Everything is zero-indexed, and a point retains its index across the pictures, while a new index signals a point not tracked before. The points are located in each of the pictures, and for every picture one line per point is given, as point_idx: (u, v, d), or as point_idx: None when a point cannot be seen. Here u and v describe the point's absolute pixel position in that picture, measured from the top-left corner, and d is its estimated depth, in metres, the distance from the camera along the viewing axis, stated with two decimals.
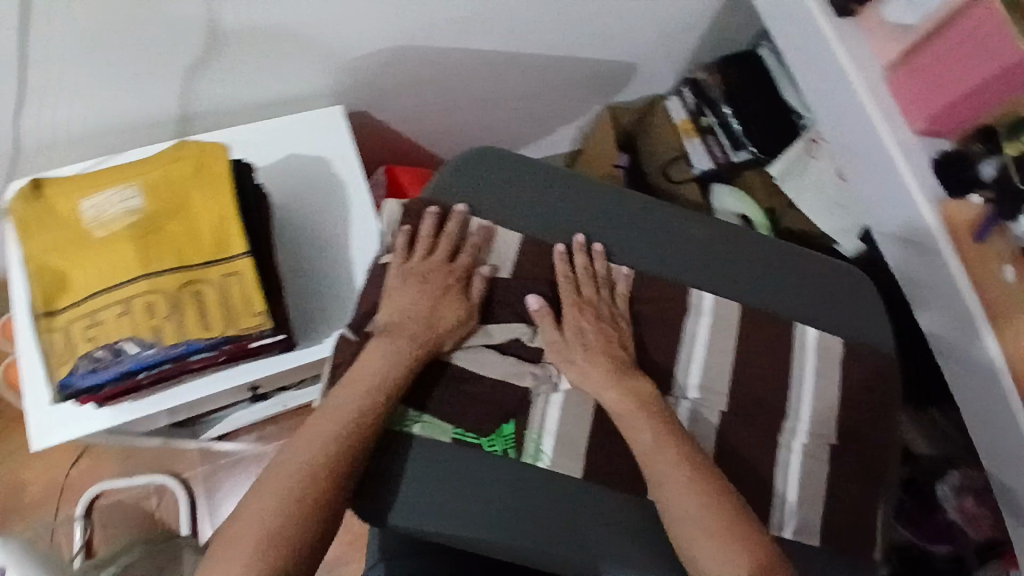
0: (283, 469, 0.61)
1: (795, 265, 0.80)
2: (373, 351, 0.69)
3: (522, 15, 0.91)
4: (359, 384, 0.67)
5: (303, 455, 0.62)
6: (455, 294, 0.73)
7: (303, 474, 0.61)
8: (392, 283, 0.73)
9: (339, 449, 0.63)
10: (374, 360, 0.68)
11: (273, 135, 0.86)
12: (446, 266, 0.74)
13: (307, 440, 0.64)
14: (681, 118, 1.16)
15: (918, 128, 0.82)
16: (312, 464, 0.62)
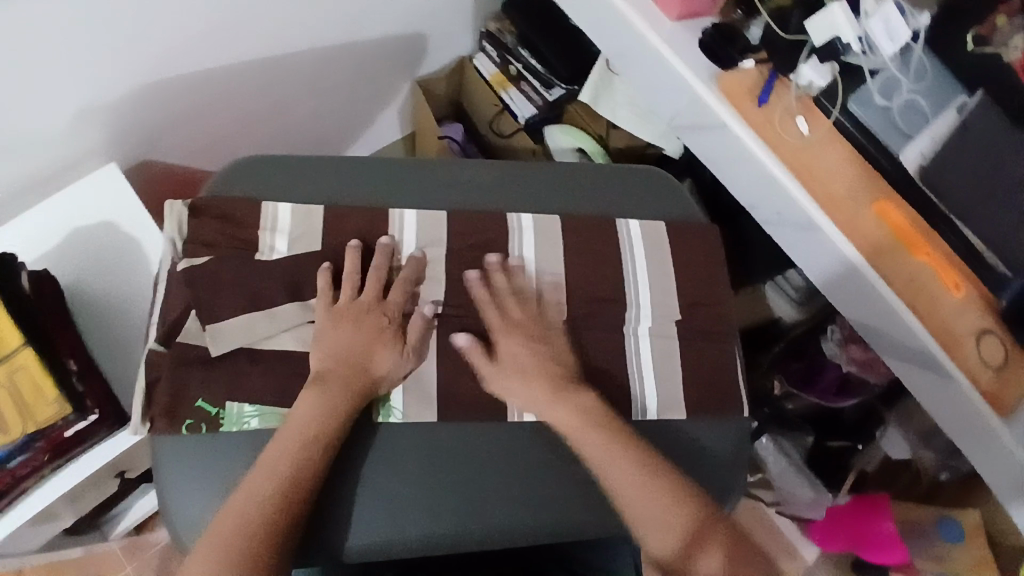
0: (222, 532, 0.57)
1: (596, 176, 0.79)
2: (302, 403, 0.63)
3: (273, 20, 0.89)
4: (295, 432, 0.61)
5: (242, 511, 0.58)
6: (390, 338, 0.67)
7: (243, 533, 0.57)
8: (320, 327, 0.67)
9: (280, 502, 0.58)
10: (306, 409, 0.62)
11: (54, 215, 0.83)
12: (377, 305, 0.68)
13: (241, 497, 0.58)
14: (492, 72, 1.15)
15: (675, 15, 0.83)
16: (253, 523, 0.57)
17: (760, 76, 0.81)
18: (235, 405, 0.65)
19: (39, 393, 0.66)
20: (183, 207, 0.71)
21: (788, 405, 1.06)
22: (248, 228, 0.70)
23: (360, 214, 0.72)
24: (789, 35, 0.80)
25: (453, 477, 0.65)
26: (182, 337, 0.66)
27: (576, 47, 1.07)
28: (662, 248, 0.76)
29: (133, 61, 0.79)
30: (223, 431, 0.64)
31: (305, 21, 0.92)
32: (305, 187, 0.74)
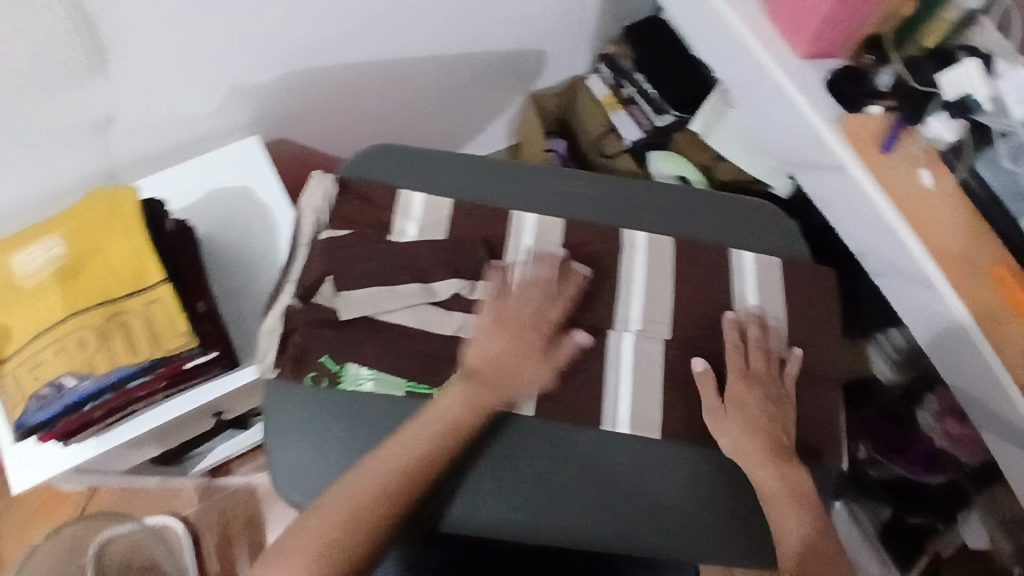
0: (354, 491, 0.61)
1: (707, 205, 0.81)
2: (452, 400, 0.66)
3: (413, 24, 0.95)
4: (466, 399, 0.66)
5: (380, 477, 0.62)
6: (538, 358, 0.69)
7: (374, 497, 0.61)
8: (487, 332, 0.70)
9: (411, 475, 0.63)
10: (452, 402, 0.66)
11: (197, 174, 0.92)
12: (540, 318, 0.71)
13: (379, 462, 0.63)
14: (604, 94, 1.17)
15: (802, 54, 0.82)
16: (390, 488, 0.62)
17: (884, 123, 0.79)
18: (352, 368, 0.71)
19: (170, 327, 0.73)
20: (331, 183, 0.79)
21: (871, 471, 1.02)
22: (382, 210, 0.78)
23: (486, 211, 0.78)
24: (921, 85, 0.79)
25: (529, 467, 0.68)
26: (316, 298, 0.74)
27: (692, 76, 1.08)
28: (763, 284, 0.76)
29: (283, 45, 0.88)
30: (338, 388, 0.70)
31: (439, 29, 0.99)
32: (432, 178, 0.80)
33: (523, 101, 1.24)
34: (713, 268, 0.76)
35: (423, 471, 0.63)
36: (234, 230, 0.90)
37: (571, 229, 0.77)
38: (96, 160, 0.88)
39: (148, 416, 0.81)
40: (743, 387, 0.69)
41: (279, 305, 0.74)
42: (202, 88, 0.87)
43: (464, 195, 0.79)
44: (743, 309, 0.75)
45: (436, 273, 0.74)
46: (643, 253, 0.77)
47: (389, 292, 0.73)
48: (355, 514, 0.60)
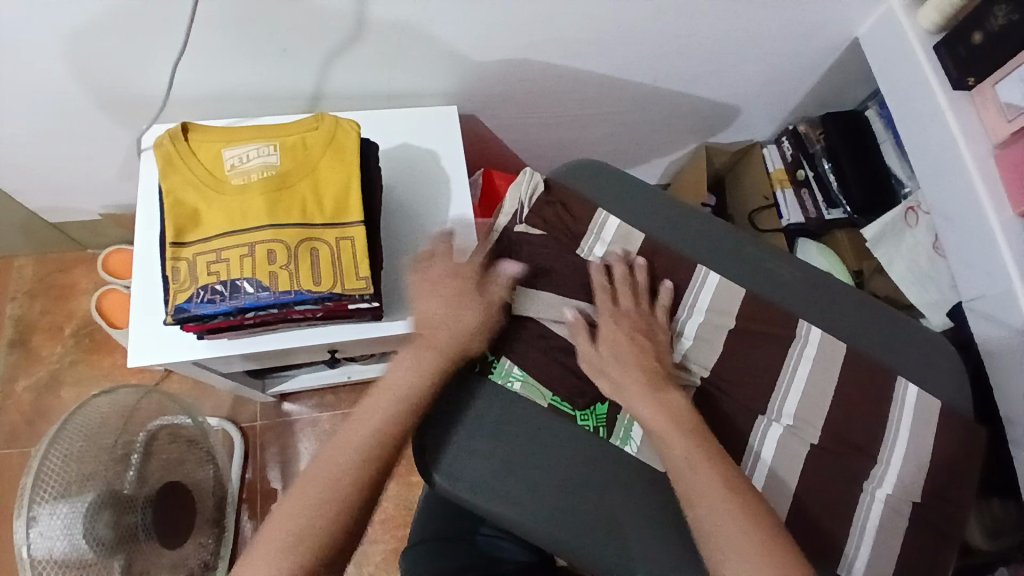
0: (313, 481, 0.59)
1: (880, 322, 0.80)
2: (394, 370, 0.67)
3: (641, 50, 0.96)
4: (434, 351, 0.68)
5: (349, 453, 0.61)
6: (490, 311, 0.73)
7: (333, 481, 0.59)
8: (424, 297, 0.73)
9: (367, 452, 0.62)
10: (397, 376, 0.66)
11: (396, 125, 0.94)
12: (476, 280, 0.74)
13: (334, 447, 0.62)
14: (777, 167, 1.18)
15: (1019, 212, 0.80)
16: (353, 467, 0.60)
17: None
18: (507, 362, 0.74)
19: (356, 267, 0.74)
20: (540, 181, 0.83)
21: None
22: (579, 225, 0.81)
23: (674, 258, 0.80)
24: None
25: (644, 517, 0.68)
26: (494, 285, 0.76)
27: (880, 182, 1.07)
28: (915, 421, 0.75)
29: (522, 35, 0.89)
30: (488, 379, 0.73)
31: (661, 59, 0.99)
32: (629, 209, 0.84)
33: (692, 148, 1.24)
34: (876, 388, 0.75)
35: (376, 446, 0.62)
36: (415, 186, 0.92)
37: (749, 303, 0.78)
38: (311, 80, 0.91)
39: (284, 334, 0.84)
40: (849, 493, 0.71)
41: None
42: (432, 49, 0.90)
43: (656, 234, 0.83)
44: (892, 440, 0.74)
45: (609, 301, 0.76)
46: (811, 351, 0.76)
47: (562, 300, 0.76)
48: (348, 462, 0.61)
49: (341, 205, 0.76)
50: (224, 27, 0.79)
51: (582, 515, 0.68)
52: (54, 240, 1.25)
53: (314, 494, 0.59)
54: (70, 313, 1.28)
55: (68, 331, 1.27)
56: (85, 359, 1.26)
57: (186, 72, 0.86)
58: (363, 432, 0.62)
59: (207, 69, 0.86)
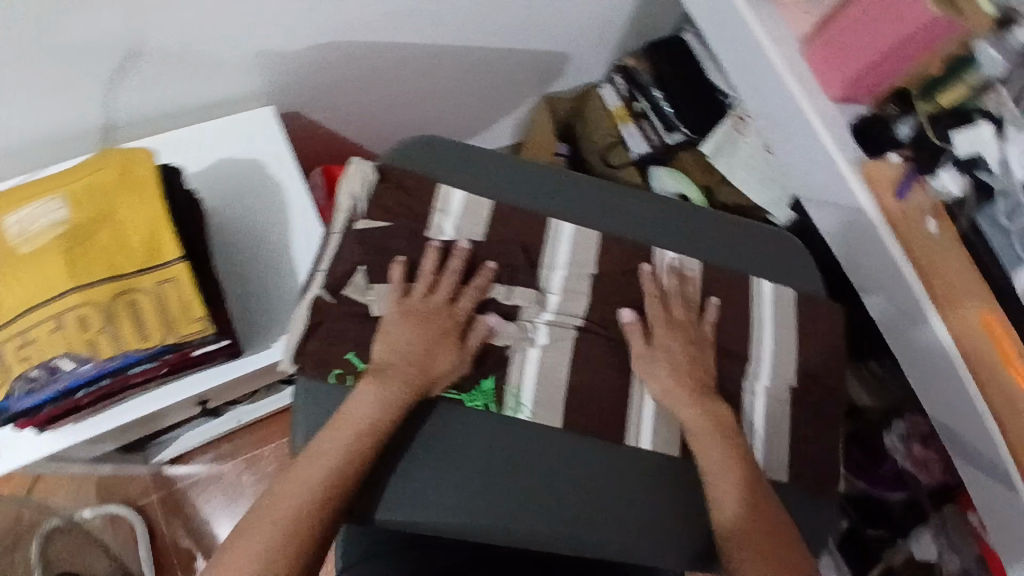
0: (278, 506, 0.60)
1: (732, 229, 0.83)
2: (360, 405, 0.65)
3: (451, 15, 0.93)
4: (397, 383, 0.66)
5: (299, 490, 0.60)
6: (451, 341, 0.70)
7: (299, 505, 0.60)
8: (387, 322, 0.69)
9: (333, 478, 0.61)
10: (361, 406, 0.65)
11: (208, 143, 0.85)
12: (445, 307, 0.71)
13: (299, 471, 0.62)
14: (615, 104, 1.19)
15: (836, 96, 0.86)
16: (307, 504, 0.60)
17: (899, 172, 0.84)
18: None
19: (188, 309, 0.67)
20: (371, 168, 0.76)
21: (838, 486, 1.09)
22: (422, 204, 0.75)
23: (529, 217, 0.77)
24: (936, 140, 0.84)
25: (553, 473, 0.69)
26: (346, 290, 0.71)
27: (708, 99, 1.12)
28: (782, 314, 0.79)
29: (322, 16, 0.83)
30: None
31: (475, 20, 0.97)
32: (471, 177, 0.79)
33: (535, 101, 1.23)
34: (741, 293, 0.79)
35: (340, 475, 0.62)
36: (245, 205, 0.84)
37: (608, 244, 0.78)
38: (95, 112, 0.80)
39: (138, 401, 0.74)
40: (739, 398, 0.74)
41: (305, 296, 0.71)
42: (227, 51, 0.81)
43: (505, 197, 0.79)
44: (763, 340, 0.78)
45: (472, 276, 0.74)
46: (673, 273, 0.78)
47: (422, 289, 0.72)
48: (297, 501, 0.60)
49: (154, 245, 0.68)
50: None
51: (552, 501, 0.68)
52: None
53: (261, 537, 0.58)
54: None
55: None
56: None
57: None
58: (316, 471, 0.61)
59: None
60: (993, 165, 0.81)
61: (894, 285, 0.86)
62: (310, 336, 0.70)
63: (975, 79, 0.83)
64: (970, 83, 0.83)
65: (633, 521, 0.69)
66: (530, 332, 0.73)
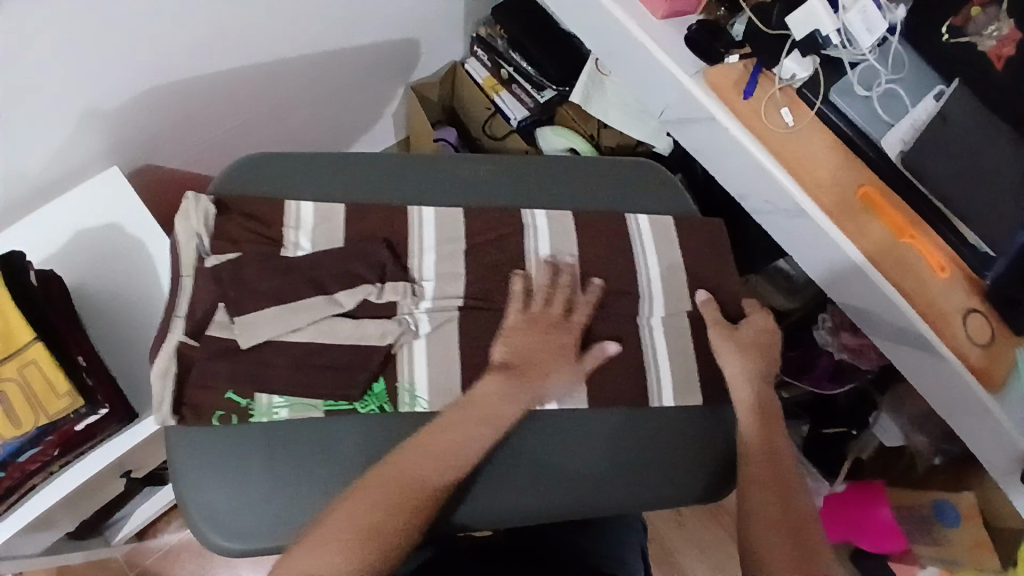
0: (370, 503, 0.60)
1: (591, 169, 0.82)
2: (470, 408, 0.66)
3: (274, 33, 0.92)
4: (527, 393, 0.68)
5: (414, 481, 0.62)
6: (568, 359, 0.71)
7: (408, 493, 0.61)
8: (511, 328, 0.71)
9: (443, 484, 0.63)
10: (491, 396, 0.67)
11: (60, 220, 0.85)
12: (564, 320, 0.72)
13: (412, 464, 0.62)
14: (484, 76, 1.18)
15: (663, 14, 0.85)
16: (419, 499, 0.61)
17: (744, 70, 0.84)
18: (258, 395, 0.67)
19: (53, 385, 0.67)
20: (209, 202, 0.72)
21: (783, 394, 1.10)
22: (274, 226, 0.73)
23: (383, 209, 0.75)
24: (772, 30, 0.82)
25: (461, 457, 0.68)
26: (211, 330, 0.68)
27: (565, 49, 1.10)
28: (656, 242, 0.79)
29: (141, 66, 0.81)
30: (251, 422, 0.66)
31: (303, 31, 0.95)
32: (311, 184, 0.76)
33: (403, 93, 1.22)
34: (613, 230, 0.78)
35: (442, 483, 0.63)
36: (112, 272, 0.84)
37: (470, 216, 0.76)
38: None
39: (48, 489, 0.73)
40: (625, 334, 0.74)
41: (166, 344, 0.67)
42: (56, 125, 0.80)
43: (354, 197, 0.76)
44: (647, 274, 0.77)
45: (338, 283, 0.71)
46: (540, 226, 0.77)
47: (282, 311, 0.69)
48: (400, 501, 0.61)
49: (6, 333, 0.68)
50: None
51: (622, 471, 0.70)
52: None
53: (367, 525, 0.59)
54: None
55: None
56: None
57: None
58: (430, 474, 0.62)
59: None
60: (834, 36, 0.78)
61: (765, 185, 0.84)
62: (184, 388, 0.67)
63: None
64: None
65: (675, 470, 0.71)
66: (413, 324, 0.71)
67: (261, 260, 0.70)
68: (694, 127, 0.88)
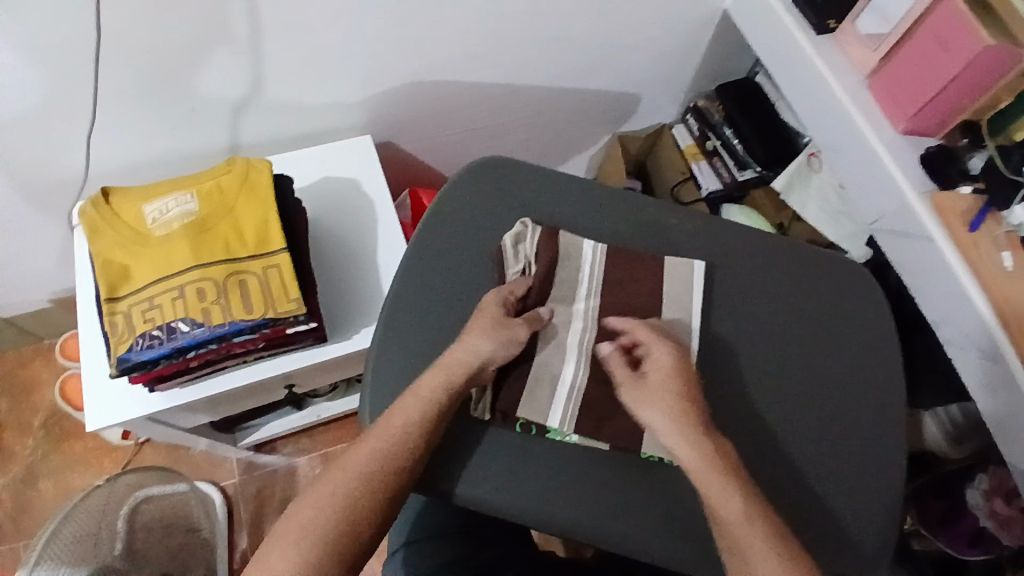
0: (361, 451, 0.62)
1: (798, 253, 0.82)
2: (434, 380, 0.66)
3: (529, 62, 1.04)
4: (460, 366, 0.67)
5: (386, 431, 0.63)
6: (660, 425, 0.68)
7: (387, 453, 0.62)
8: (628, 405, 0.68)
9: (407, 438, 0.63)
10: (432, 378, 0.66)
11: (314, 162, 1.00)
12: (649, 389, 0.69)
13: (386, 422, 0.64)
14: (688, 143, 1.25)
15: (901, 127, 0.87)
16: (384, 448, 0.62)
17: (972, 205, 0.83)
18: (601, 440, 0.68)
19: (281, 289, 0.78)
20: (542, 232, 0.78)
21: (914, 544, 1.06)
22: (583, 264, 0.77)
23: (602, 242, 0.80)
24: (1010, 171, 0.81)
25: (612, 476, 0.69)
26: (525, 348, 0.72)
27: (779, 138, 1.13)
28: (837, 339, 0.78)
29: (414, 57, 0.95)
30: None
31: (550, 67, 1.07)
32: (543, 199, 0.82)
33: (607, 141, 1.32)
34: (842, 343, 0.78)
35: (389, 462, 0.62)
36: (342, 218, 0.97)
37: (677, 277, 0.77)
38: (227, 132, 0.96)
39: (237, 372, 0.85)
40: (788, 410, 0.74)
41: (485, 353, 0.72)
42: (335, 85, 0.95)
43: (606, 239, 0.81)
44: (826, 367, 0.76)
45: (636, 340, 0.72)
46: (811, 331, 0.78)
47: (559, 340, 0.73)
48: (384, 449, 0.62)
49: (264, 238, 0.81)
50: (132, 99, 0.84)
51: None
52: (11, 337, 1.24)
53: (349, 469, 0.61)
54: (40, 405, 1.26)
55: (35, 426, 1.25)
56: (61, 448, 1.24)
57: (103, 143, 0.89)
58: (394, 426, 0.63)
59: (122, 140, 0.90)
60: None
61: (964, 318, 0.82)
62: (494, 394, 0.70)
63: None
64: None
65: None
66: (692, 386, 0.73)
67: (615, 324, 0.73)
68: (901, 242, 0.88)
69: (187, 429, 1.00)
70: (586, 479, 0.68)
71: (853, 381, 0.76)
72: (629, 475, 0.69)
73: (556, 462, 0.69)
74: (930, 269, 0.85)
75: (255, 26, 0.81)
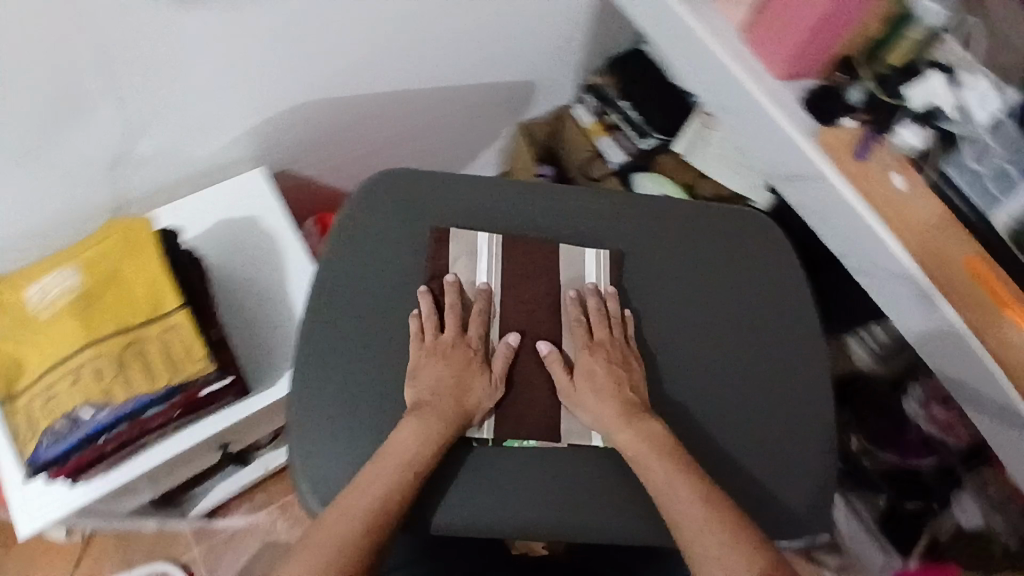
0: (345, 512, 0.60)
1: (705, 215, 0.82)
2: (414, 428, 0.65)
3: (415, 67, 1.02)
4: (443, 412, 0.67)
5: (374, 489, 0.61)
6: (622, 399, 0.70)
7: (370, 512, 0.60)
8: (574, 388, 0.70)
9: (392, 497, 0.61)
10: (411, 430, 0.65)
11: (206, 209, 0.94)
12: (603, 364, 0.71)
13: (366, 480, 0.62)
14: (589, 122, 1.23)
15: (780, 74, 0.89)
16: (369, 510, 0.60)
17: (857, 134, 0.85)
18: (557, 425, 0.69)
19: (185, 350, 0.74)
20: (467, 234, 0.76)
21: (866, 462, 1.07)
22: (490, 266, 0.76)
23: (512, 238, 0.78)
24: (891, 98, 0.84)
25: (559, 472, 0.68)
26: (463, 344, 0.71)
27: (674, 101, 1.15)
28: (756, 291, 0.79)
29: (294, 82, 0.92)
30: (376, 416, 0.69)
31: (439, 68, 1.05)
32: (445, 205, 0.79)
33: (512, 131, 1.31)
34: (761, 293, 0.79)
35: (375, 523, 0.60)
36: (249, 260, 0.92)
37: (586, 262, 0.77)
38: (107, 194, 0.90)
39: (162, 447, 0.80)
40: (721, 370, 0.75)
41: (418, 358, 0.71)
42: (215, 125, 0.91)
43: (514, 231, 0.79)
44: (749, 320, 0.78)
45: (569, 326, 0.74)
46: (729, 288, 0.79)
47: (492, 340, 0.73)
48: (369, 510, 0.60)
49: (157, 299, 0.76)
50: None
51: None
52: None
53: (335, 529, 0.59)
54: None
55: None
56: None
57: None
58: (379, 485, 0.62)
59: None
60: (951, 113, 0.80)
61: (869, 245, 0.85)
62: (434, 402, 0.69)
63: (919, 33, 0.83)
64: (913, 36, 0.83)
65: None
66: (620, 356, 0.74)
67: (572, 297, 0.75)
68: (801, 184, 0.91)
69: (128, 512, 0.94)
70: (532, 481, 0.68)
71: (777, 327, 0.78)
72: (576, 466, 0.69)
73: (501, 469, 0.68)
74: (830, 205, 0.87)
75: (109, 80, 0.76)
